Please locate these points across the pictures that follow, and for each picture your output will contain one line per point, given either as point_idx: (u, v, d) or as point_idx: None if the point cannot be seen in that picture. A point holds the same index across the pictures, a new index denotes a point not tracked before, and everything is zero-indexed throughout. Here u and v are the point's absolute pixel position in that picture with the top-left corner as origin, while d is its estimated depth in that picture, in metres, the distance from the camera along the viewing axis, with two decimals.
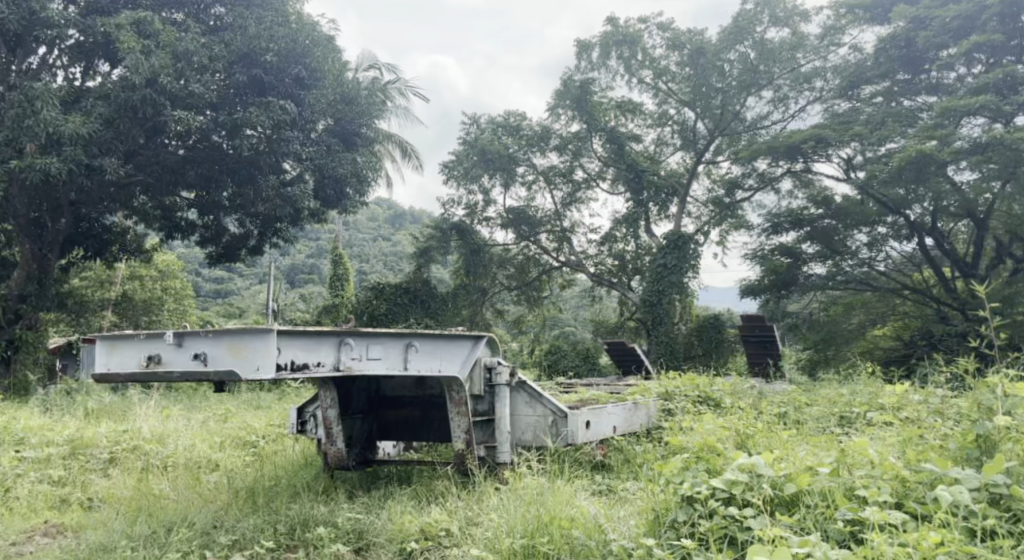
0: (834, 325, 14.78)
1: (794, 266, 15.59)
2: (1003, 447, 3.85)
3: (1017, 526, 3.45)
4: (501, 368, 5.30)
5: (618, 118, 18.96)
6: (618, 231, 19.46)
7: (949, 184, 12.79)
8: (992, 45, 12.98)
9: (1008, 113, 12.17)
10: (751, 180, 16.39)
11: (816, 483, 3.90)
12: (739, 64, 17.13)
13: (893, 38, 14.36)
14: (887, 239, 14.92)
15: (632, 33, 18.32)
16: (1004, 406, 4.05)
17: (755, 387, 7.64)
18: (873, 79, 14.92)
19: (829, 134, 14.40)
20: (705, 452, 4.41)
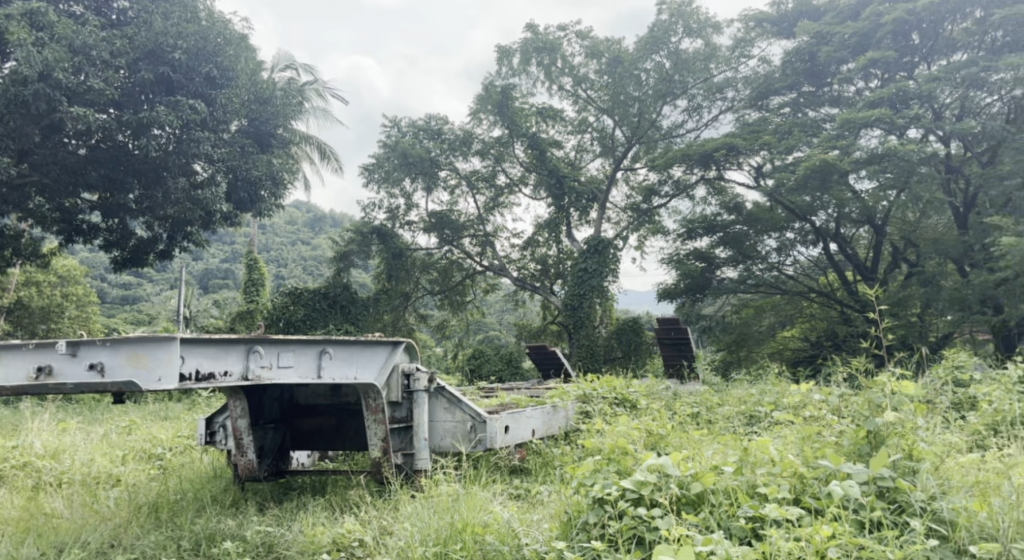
0: (747, 327, 15.30)
1: (708, 269, 15.99)
2: (889, 442, 4.08)
3: (900, 517, 3.68)
4: (419, 374, 5.25)
5: (538, 125, 19.07)
6: (540, 236, 19.65)
7: (850, 192, 13.38)
8: (887, 61, 13.60)
9: (901, 126, 12.78)
10: (667, 187, 16.76)
11: (720, 481, 4.03)
12: (655, 74, 17.55)
13: (797, 52, 15.07)
14: (795, 244, 15.46)
15: (551, 40, 18.48)
16: (891, 403, 4.29)
17: (670, 388, 7.83)
18: (780, 91, 15.49)
19: (739, 143, 14.86)
20: (616, 453, 4.50)
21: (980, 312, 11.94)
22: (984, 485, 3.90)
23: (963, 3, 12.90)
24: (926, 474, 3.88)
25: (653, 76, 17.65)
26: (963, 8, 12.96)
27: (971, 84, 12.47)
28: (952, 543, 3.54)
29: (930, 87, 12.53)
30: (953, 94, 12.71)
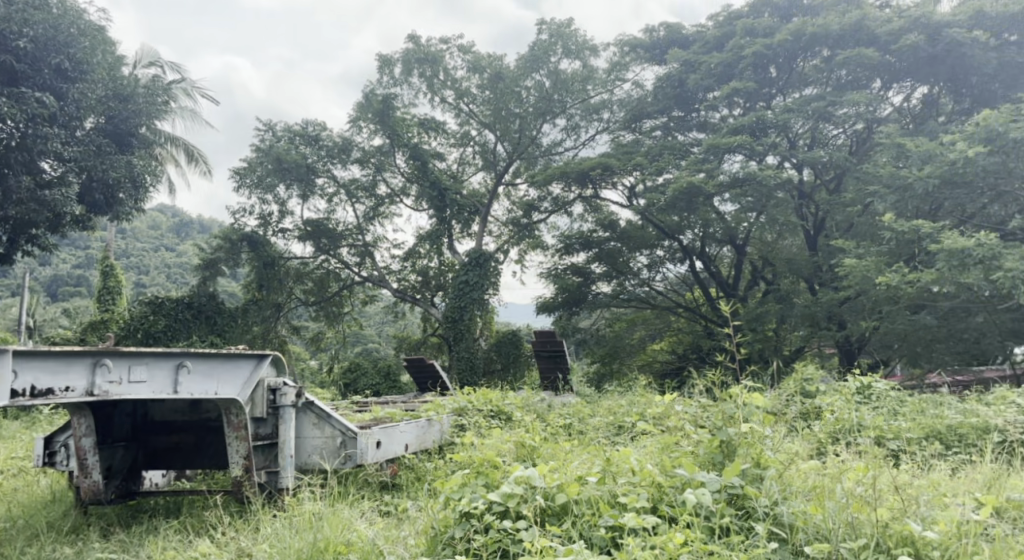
0: (618, 340, 15.73)
1: (584, 284, 16.27)
2: (739, 451, 4.30)
3: (746, 521, 3.90)
4: (286, 389, 5.10)
5: (419, 136, 18.94)
6: (421, 247, 19.52)
7: (715, 213, 14.04)
8: (748, 92, 14.38)
9: (760, 153, 13.54)
10: (546, 202, 16.98)
11: (583, 491, 4.12)
12: (535, 92, 17.85)
13: (668, 78, 15.64)
14: (664, 261, 15.99)
15: (433, 52, 18.46)
16: (742, 414, 4.54)
17: (545, 400, 7.93)
18: (652, 114, 16.08)
19: (614, 163, 15.24)
20: (485, 466, 4.52)
21: (826, 328, 12.73)
22: (821, 489, 4.17)
23: (813, 41, 13.82)
24: (770, 481, 4.12)
25: (533, 94, 17.91)
26: (813, 46, 13.86)
27: (819, 116, 13.28)
28: (791, 546, 3.78)
29: (785, 117, 13.29)
30: (805, 124, 13.49)
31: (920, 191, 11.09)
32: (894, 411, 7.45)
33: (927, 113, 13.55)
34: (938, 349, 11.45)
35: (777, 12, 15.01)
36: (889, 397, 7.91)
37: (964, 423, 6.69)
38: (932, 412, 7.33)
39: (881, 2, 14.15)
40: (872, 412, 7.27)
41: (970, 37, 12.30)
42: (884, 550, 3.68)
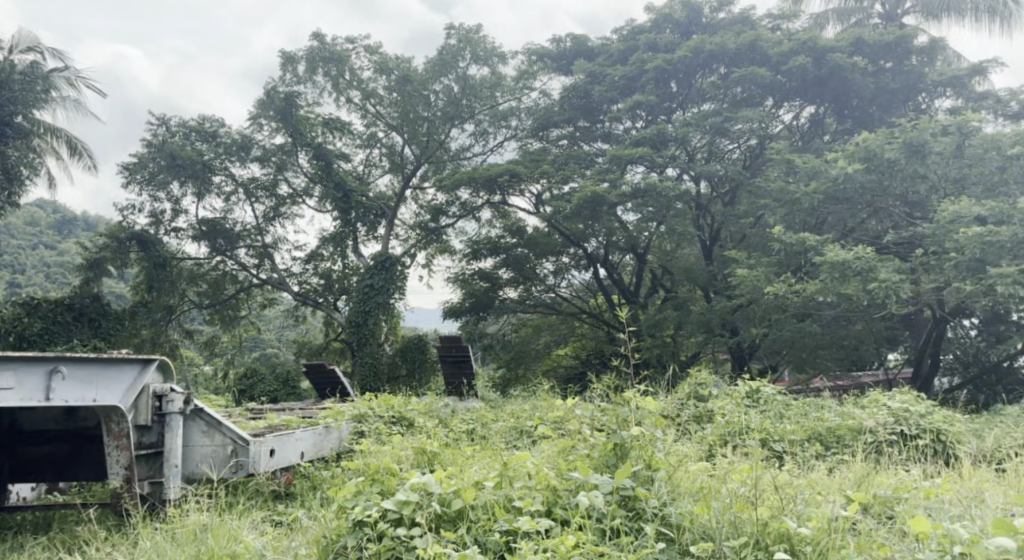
0: (524, 346, 15.83)
1: (491, 290, 16.10)
2: (632, 453, 4.39)
3: (636, 523, 4.00)
4: (174, 396, 4.89)
5: (323, 136, 18.50)
6: (324, 250, 19.13)
7: (618, 223, 14.19)
8: (650, 105, 14.71)
9: (661, 164, 13.88)
10: (454, 207, 16.67)
11: (479, 496, 4.10)
12: (443, 96, 17.80)
13: (574, 89, 15.74)
14: (569, 267, 16.28)
15: (339, 52, 18.12)
16: (635, 417, 4.65)
17: (448, 406, 7.86)
18: (559, 123, 16.08)
19: (521, 170, 15.21)
20: (380, 473, 4.45)
21: (720, 334, 13.19)
22: (708, 489, 4.30)
23: (711, 59, 14.30)
24: (660, 482, 4.24)
25: (442, 99, 17.84)
26: (711, 63, 14.31)
27: (716, 131, 13.67)
28: (677, 546, 3.90)
29: (685, 131, 13.65)
30: (703, 138, 13.88)
31: (805, 206, 11.71)
32: (779, 414, 7.79)
33: (815, 132, 14.26)
34: (822, 356, 11.95)
35: (678, 29, 15.35)
36: (776, 400, 8.28)
37: (841, 424, 7.08)
38: (813, 415, 7.71)
39: (774, 24, 14.76)
40: (759, 415, 7.59)
41: (853, 62, 12.99)
42: (763, 547, 3.84)
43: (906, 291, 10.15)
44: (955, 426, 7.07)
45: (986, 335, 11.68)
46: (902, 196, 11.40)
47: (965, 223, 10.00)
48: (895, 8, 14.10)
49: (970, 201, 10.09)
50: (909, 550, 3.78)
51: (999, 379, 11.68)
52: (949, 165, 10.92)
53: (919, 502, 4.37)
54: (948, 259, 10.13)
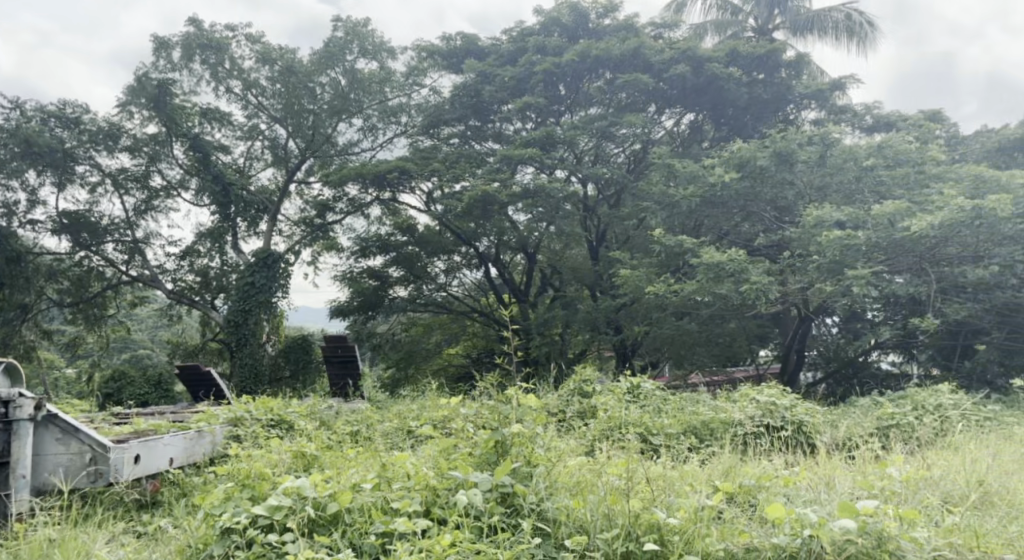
0: (414, 345, 15.58)
1: (380, 289, 15.66)
2: (512, 450, 4.43)
3: (514, 519, 4.07)
4: (23, 401, 4.58)
5: (200, 126, 17.67)
6: (201, 245, 18.38)
7: (508, 223, 14.21)
8: (539, 107, 14.79)
9: (550, 166, 13.94)
10: (341, 204, 16.12)
11: (357, 498, 4.05)
12: (330, 89, 17.21)
13: (465, 87, 15.54)
14: (461, 267, 15.78)
15: (217, 39, 17.36)
16: (516, 415, 4.71)
17: (332, 408, 7.67)
18: (450, 122, 15.88)
19: (410, 167, 14.51)
20: (252, 478, 4.32)
21: (605, 332, 13.37)
22: (584, 483, 4.41)
23: (597, 65, 14.53)
24: (539, 478, 4.31)
25: (328, 92, 17.28)
26: (597, 68, 14.55)
27: (602, 135, 13.94)
28: (553, 540, 4.01)
29: (573, 134, 13.77)
30: (590, 141, 14.07)
31: (684, 209, 12.05)
32: (658, 409, 8.07)
33: (694, 138, 14.83)
34: (699, 352, 12.40)
35: (566, 33, 15.48)
36: (655, 396, 8.57)
37: (713, 418, 7.39)
38: (689, 409, 8.02)
39: (657, 32, 15.18)
40: (639, 410, 7.84)
41: (728, 73, 13.57)
42: (634, 538, 3.99)
43: (774, 292, 10.74)
44: (815, 416, 7.53)
45: (845, 332, 12.52)
46: (772, 202, 12.03)
47: (825, 226, 10.69)
48: (766, 23, 14.84)
49: (830, 207, 10.79)
50: (766, 535, 4.00)
51: (855, 373, 12.51)
52: (812, 173, 11.62)
53: (779, 490, 4.64)
54: (811, 261, 10.70)
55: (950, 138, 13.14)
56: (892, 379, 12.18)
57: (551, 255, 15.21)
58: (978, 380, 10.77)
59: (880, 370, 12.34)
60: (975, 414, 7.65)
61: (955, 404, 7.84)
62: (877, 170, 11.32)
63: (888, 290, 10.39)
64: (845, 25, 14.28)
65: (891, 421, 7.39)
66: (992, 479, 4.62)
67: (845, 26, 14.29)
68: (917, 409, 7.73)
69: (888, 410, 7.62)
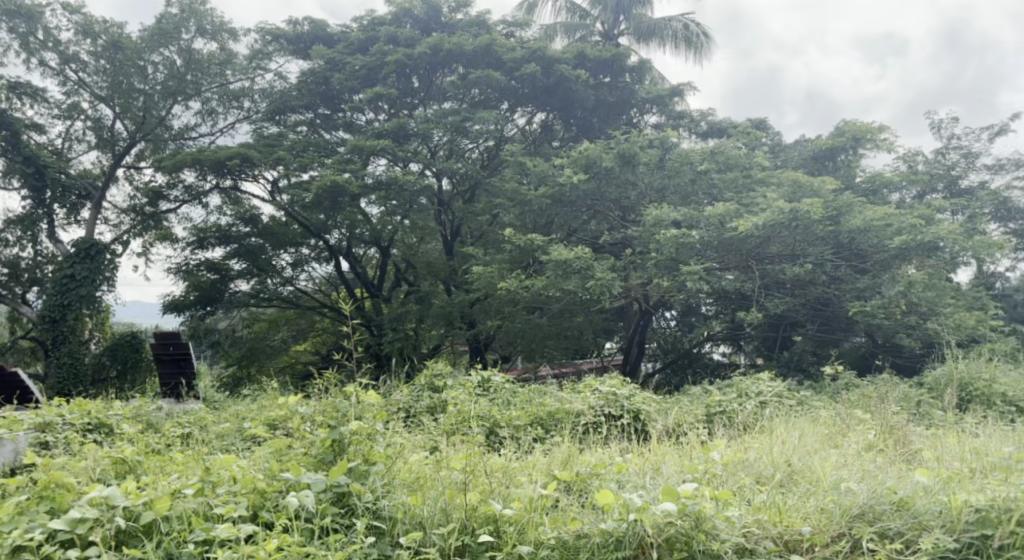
0: (258, 341, 14.59)
1: (218, 282, 14.59)
2: (350, 448, 4.39)
3: (347, 519, 4.08)
4: None
5: (8, 102, 15.94)
6: (9, 233, 16.76)
7: (360, 215, 13.70)
8: (390, 99, 14.34)
9: (403, 158, 13.55)
10: (176, 191, 14.73)
11: (175, 506, 3.94)
12: (164, 69, 15.82)
13: (312, 73, 14.67)
14: (309, 260, 15.03)
15: (28, 7, 15.84)
16: (355, 412, 4.64)
17: (161, 409, 7.26)
18: (297, 109, 14.83)
19: (252, 154, 13.55)
20: (56, 487, 4.08)
21: (459, 328, 13.13)
22: (423, 479, 4.44)
23: (448, 59, 14.27)
24: (376, 476, 4.30)
25: (161, 72, 15.86)
26: (449, 62, 14.33)
27: (456, 130, 13.75)
28: (388, 538, 4.07)
29: (427, 127, 13.50)
30: (444, 135, 13.80)
31: (535, 207, 12.29)
32: (507, 402, 8.19)
33: (545, 137, 15.06)
34: (549, 345, 12.81)
35: (418, 25, 15.21)
36: (504, 389, 8.71)
37: (559, 408, 7.62)
38: (537, 401, 8.18)
39: (508, 30, 15.24)
40: (489, 403, 7.91)
41: (576, 74, 13.97)
42: (469, 531, 4.12)
43: (617, 288, 11.12)
44: (651, 405, 7.87)
45: (681, 325, 13.15)
46: (616, 201, 12.52)
47: (663, 226, 11.22)
48: (612, 28, 15.35)
49: (667, 208, 11.31)
50: (596, 520, 4.19)
51: (690, 363, 13.28)
52: (653, 175, 12.21)
53: (612, 476, 4.85)
54: (650, 258, 11.20)
55: (773, 146, 14.18)
56: (721, 369, 13.02)
57: (404, 250, 14.97)
58: (795, 367, 11.69)
59: (712, 360, 13.13)
60: (788, 399, 8.31)
61: (771, 390, 8.50)
62: (710, 174, 12.01)
63: (718, 286, 11.05)
64: (683, 34, 15.19)
65: (720, 409, 7.87)
66: (798, 457, 5.03)
67: (683, 35, 15.20)
68: (740, 396, 8.32)
69: (716, 398, 8.12)
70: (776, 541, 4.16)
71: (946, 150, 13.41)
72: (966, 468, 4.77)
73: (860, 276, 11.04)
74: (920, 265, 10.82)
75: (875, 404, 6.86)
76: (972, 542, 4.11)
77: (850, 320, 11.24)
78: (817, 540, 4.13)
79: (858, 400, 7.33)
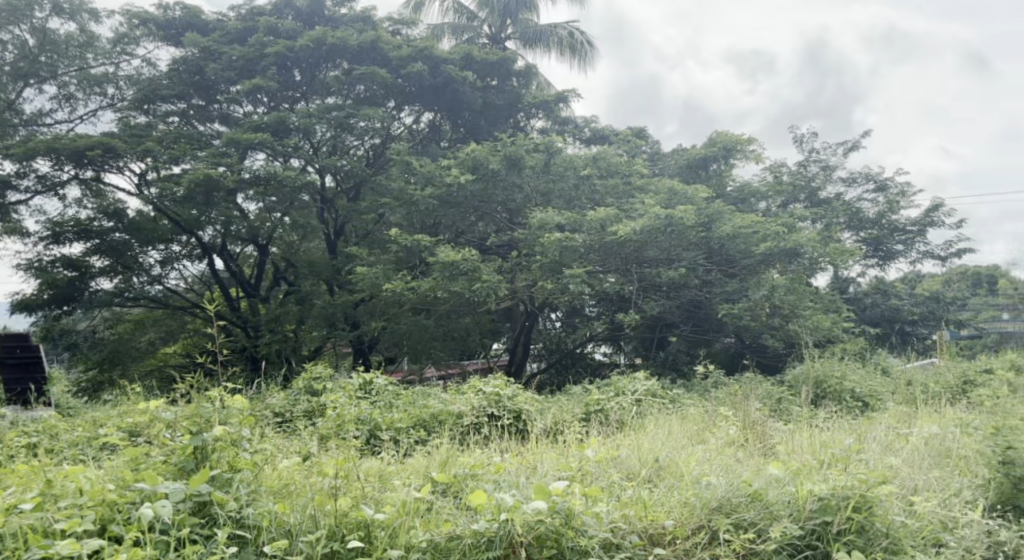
0: (121, 342, 13.82)
1: (76, 281, 13.24)
2: (213, 456, 4.26)
3: (208, 529, 3.99)
4: None
5: None
6: None
7: (237, 211, 13.18)
8: (270, 91, 13.77)
9: (282, 153, 13.12)
10: (28, 180, 13.51)
11: (12, 522, 3.76)
12: (13, 50, 12.96)
13: (184, 61, 13.79)
14: (180, 258, 14.31)
15: None
16: (219, 417, 4.49)
17: (3, 417, 6.73)
18: (168, 99, 13.74)
19: (117, 144, 12.71)
20: None
21: (340, 329, 12.92)
22: (292, 485, 4.37)
23: (332, 53, 13.92)
24: (240, 483, 4.21)
25: (10, 52, 12.98)
26: (333, 57, 13.99)
27: (339, 126, 13.44)
28: (252, 547, 4.01)
29: (309, 122, 13.10)
30: (327, 131, 13.47)
31: (421, 207, 12.18)
32: (388, 404, 8.11)
33: (432, 137, 14.97)
34: (435, 347, 12.69)
35: (300, 17, 14.70)
36: (385, 391, 8.61)
37: (441, 410, 7.61)
38: (420, 402, 8.12)
39: (394, 28, 15.06)
40: (369, 406, 7.79)
41: (464, 76, 14.03)
42: (338, 537, 4.09)
43: (502, 290, 11.22)
44: (532, 404, 7.97)
45: (565, 325, 13.38)
46: (503, 203, 12.59)
47: (548, 228, 11.39)
48: (500, 31, 15.42)
49: (552, 211, 11.48)
50: (468, 521, 4.23)
51: (573, 363, 13.52)
52: (538, 179, 12.37)
53: (488, 477, 4.89)
54: (535, 260, 11.35)
55: (652, 154, 14.67)
56: (603, 369, 13.35)
57: (285, 248, 14.53)
58: (670, 367, 12.16)
59: (593, 360, 13.41)
60: (661, 397, 8.62)
61: (647, 389, 8.78)
62: (592, 179, 12.41)
63: (600, 289, 11.33)
64: (568, 41, 15.54)
65: (598, 407, 8.07)
66: (666, 454, 5.22)
67: (569, 42, 15.55)
68: (616, 394, 8.58)
69: (595, 397, 8.31)
70: (641, 535, 4.32)
71: (806, 163, 14.38)
72: (814, 459, 5.09)
73: (729, 280, 11.57)
74: (784, 271, 11.42)
75: (740, 401, 7.20)
76: (815, 529, 4.42)
77: (720, 321, 11.78)
78: (679, 534, 4.31)
79: (725, 397, 7.66)
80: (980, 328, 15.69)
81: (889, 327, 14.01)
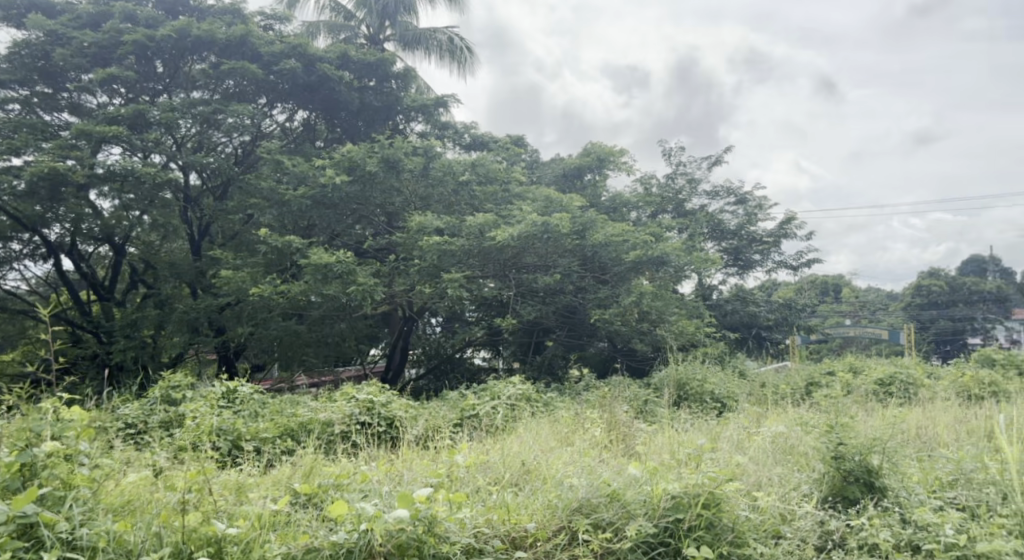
0: None
1: None
2: (44, 472, 4.00)
3: (34, 553, 3.75)
4: None
5: None
6: None
7: (88, 208, 12.31)
8: (125, 80, 12.87)
9: (141, 147, 12.35)
10: None
11: None
12: None
13: (27, 45, 12.68)
14: (21, 258, 13.23)
15: None
16: (53, 431, 4.20)
17: None
18: (8, 85, 12.64)
19: None
20: None
21: (205, 334, 12.34)
22: (134, 501, 4.15)
23: (197, 45, 13.24)
24: (74, 502, 3.97)
25: None
26: (199, 50, 13.31)
27: (205, 121, 12.81)
28: None
29: (171, 115, 12.38)
30: (192, 127, 12.83)
31: (294, 208, 11.79)
32: (253, 413, 7.77)
33: (307, 136, 14.55)
34: (308, 352, 12.44)
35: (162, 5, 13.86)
36: (251, 399, 8.25)
37: (309, 418, 7.37)
38: (288, 411, 7.84)
39: (266, 23, 14.51)
40: (232, 416, 7.43)
41: (340, 76, 13.72)
42: (183, 556, 3.94)
43: (379, 293, 11.03)
44: (405, 410, 7.85)
45: (444, 330, 13.30)
46: (380, 206, 12.37)
47: (425, 232, 11.27)
48: (378, 33, 15.18)
49: (430, 215, 11.38)
50: (325, 532, 4.13)
51: (452, 368, 13.46)
52: (416, 183, 12.24)
53: (352, 486, 4.76)
54: (413, 264, 11.21)
55: (530, 162, 14.86)
56: (481, 374, 13.36)
57: (144, 248, 13.70)
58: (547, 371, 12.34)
59: (473, 364, 13.40)
60: (535, 401, 8.72)
61: (521, 392, 8.86)
62: (470, 185, 12.42)
63: (478, 294, 11.34)
64: (447, 46, 15.55)
65: (473, 411, 8.04)
66: (532, 457, 5.25)
67: (448, 47, 15.55)
68: (491, 398, 8.59)
69: (471, 401, 8.28)
70: (504, 538, 4.33)
71: (674, 175, 14.96)
72: (671, 459, 5.25)
73: (601, 286, 11.82)
74: (654, 277, 11.79)
75: (608, 404, 7.36)
76: (668, 527, 4.55)
77: (594, 326, 12.06)
78: (539, 536, 4.35)
79: (594, 400, 7.85)
80: (827, 332, 16.83)
81: (747, 332, 14.82)
